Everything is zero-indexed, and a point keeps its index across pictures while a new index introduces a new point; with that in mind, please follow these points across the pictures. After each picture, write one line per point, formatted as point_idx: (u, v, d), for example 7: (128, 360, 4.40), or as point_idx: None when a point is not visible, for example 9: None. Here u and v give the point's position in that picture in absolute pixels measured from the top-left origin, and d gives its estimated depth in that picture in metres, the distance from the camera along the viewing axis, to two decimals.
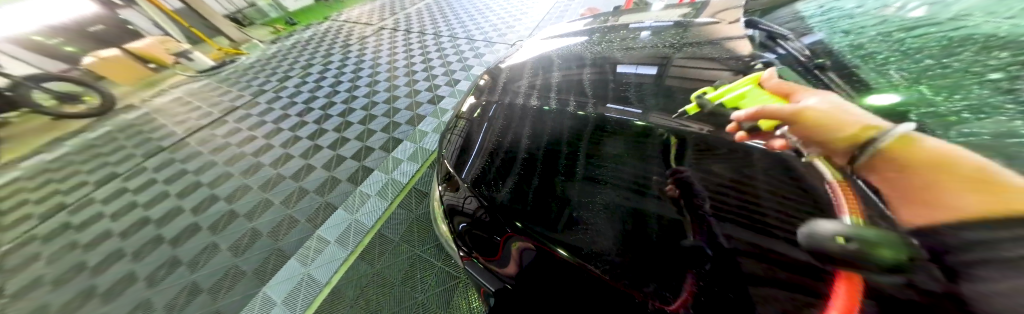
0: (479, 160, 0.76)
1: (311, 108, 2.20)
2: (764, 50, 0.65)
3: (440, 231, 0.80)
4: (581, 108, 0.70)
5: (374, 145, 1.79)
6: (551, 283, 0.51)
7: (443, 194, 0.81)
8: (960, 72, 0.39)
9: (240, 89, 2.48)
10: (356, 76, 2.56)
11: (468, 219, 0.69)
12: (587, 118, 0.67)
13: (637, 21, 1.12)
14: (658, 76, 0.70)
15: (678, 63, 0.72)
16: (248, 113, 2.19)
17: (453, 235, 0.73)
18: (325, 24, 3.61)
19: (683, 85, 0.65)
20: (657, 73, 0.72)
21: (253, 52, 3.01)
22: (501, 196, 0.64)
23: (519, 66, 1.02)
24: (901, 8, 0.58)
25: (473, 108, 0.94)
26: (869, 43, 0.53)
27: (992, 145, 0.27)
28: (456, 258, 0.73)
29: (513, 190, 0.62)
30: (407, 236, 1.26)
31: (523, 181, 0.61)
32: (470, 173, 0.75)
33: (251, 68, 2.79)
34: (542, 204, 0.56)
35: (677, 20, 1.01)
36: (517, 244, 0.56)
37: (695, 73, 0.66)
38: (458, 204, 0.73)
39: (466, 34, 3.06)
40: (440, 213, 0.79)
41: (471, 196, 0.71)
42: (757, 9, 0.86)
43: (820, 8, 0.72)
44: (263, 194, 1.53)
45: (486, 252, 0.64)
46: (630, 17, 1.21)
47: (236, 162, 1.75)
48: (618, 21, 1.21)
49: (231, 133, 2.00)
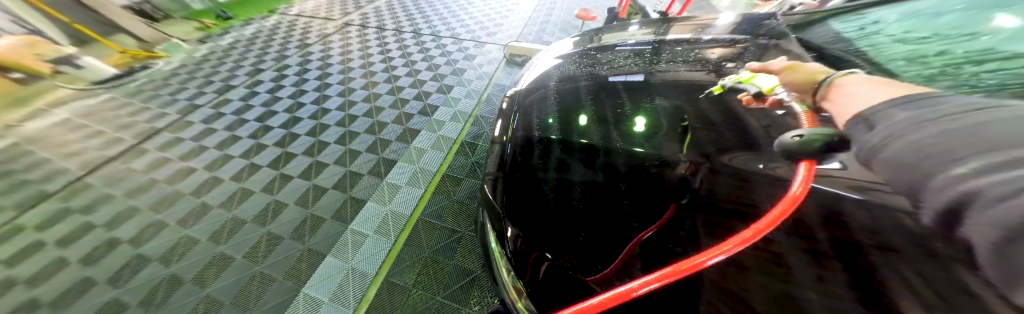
0: (512, 185, 0.74)
1: (268, 126, 1.79)
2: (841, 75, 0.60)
3: (503, 281, 0.65)
4: (579, 135, 0.73)
5: (360, 170, 1.53)
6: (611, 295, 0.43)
7: (488, 227, 0.75)
8: None
9: (161, 105, 1.93)
10: (324, 83, 2.16)
11: (529, 249, 0.61)
12: (587, 145, 0.69)
13: (619, 43, 1.13)
14: (645, 80, 0.81)
15: (659, 70, 0.83)
16: (177, 137, 1.71)
17: (516, 285, 0.59)
18: (271, 19, 3.02)
19: (675, 81, 0.76)
20: (644, 79, 0.81)
21: (175, 54, 2.39)
22: (559, 220, 0.60)
23: (546, 90, 0.93)
24: (954, 38, 0.60)
25: (516, 140, 0.83)
26: (940, 74, 0.52)
27: None
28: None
29: (568, 213, 0.60)
30: (422, 279, 1.11)
31: (567, 199, 0.62)
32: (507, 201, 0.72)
33: (173, 76, 2.20)
34: (599, 223, 0.53)
35: (652, 38, 1.11)
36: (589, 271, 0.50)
37: (679, 75, 0.78)
38: (516, 234, 0.65)
39: (451, 32, 2.79)
40: (500, 256, 0.67)
41: (518, 225, 0.66)
42: (794, 24, 0.89)
43: (861, 29, 0.74)
44: (217, 247, 1.20)
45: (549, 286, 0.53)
46: (611, 37, 1.22)
47: (170, 207, 1.35)
48: (601, 41, 1.18)
49: (156, 166, 1.54)
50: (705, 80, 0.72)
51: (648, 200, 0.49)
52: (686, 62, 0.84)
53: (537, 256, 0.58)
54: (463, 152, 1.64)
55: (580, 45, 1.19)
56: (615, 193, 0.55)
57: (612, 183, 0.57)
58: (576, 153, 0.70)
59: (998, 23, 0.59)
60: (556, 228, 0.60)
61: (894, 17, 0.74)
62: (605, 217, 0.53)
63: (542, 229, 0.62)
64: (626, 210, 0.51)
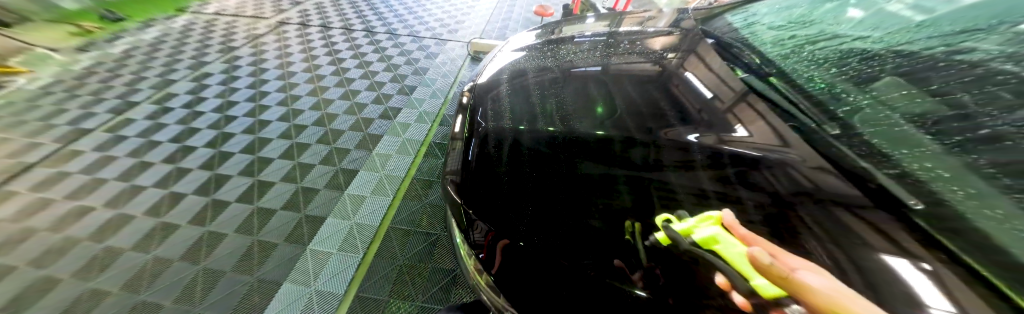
0: (471, 177, 0.76)
1: (189, 147, 1.53)
2: (732, 61, 0.75)
3: (467, 268, 0.71)
4: (548, 123, 0.77)
5: (316, 184, 1.40)
6: (574, 292, 0.48)
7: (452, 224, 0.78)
8: (849, 80, 0.59)
9: (28, 134, 1.51)
10: (260, 91, 1.90)
11: (487, 234, 0.63)
12: (552, 134, 0.73)
13: (579, 34, 1.23)
14: (604, 69, 0.91)
15: (615, 63, 0.92)
16: (60, 172, 1.37)
17: (480, 270, 0.65)
18: (180, 19, 2.54)
19: (621, 71, 0.88)
20: (603, 68, 0.92)
21: (40, 67, 1.88)
22: (512, 203, 0.63)
23: (502, 83, 0.98)
24: (830, 25, 0.75)
25: (475, 136, 0.85)
26: (792, 54, 0.70)
27: (907, 139, 0.45)
28: (483, 293, 0.66)
29: (519, 195, 0.64)
30: (398, 287, 1.08)
31: (519, 184, 0.66)
32: (466, 193, 0.74)
33: (39, 95, 1.73)
34: (547, 202, 0.59)
35: (607, 29, 1.23)
36: (535, 244, 0.55)
37: (628, 67, 0.89)
38: (481, 224, 0.66)
39: (408, 31, 2.67)
40: (466, 248, 0.70)
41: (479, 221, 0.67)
42: (702, 17, 1.05)
43: (744, 21, 0.92)
44: (136, 296, 1.01)
45: (505, 268, 0.59)
46: (570, 29, 1.31)
47: (60, 257, 1.09)
48: (562, 33, 1.25)
49: (28, 211, 1.22)
50: (644, 68, 0.86)
51: (583, 176, 0.60)
52: (624, 53, 0.96)
53: (500, 242, 0.60)
54: (432, 153, 1.61)
55: (541, 36, 1.26)
56: (559, 174, 0.62)
57: (556, 164, 0.65)
58: (547, 144, 0.71)
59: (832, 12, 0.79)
60: (508, 212, 0.63)
61: (770, 10, 0.92)
62: (551, 196, 0.59)
63: (500, 215, 0.64)
64: (564, 186, 0.59)
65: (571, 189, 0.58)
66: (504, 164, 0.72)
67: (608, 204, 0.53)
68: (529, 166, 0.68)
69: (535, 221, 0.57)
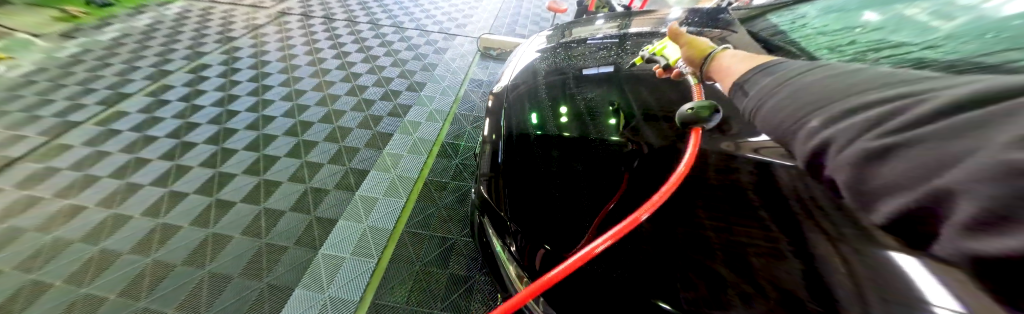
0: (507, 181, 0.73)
1: (188, 142, 1.45)
2: None
3: (507, 273, 0.66)
4: (563, 128, 0.75)
5: (324, 184, 1.34)
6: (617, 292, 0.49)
7: (485, 226, 0.75)
8: None
9: (13, 126, 1.41)
10: (262, 84, 1.81)
11: (529, 243, 0.62)
12: (575, 139, 0.72)
13: (592, 35, 1.16)
14: (617, 72, 0.85)
15: (631, 62, 0.89)
16: (48, 167, 1.28)
17: (521, 279, 0.62)
18: (173, 6, 2.40)
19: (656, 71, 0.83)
20: (614, 71, 0.86)
21: (24, 54, 1.77)
22: (566, 213, 0.63)
23: (532, 82, 0.92)
24: (854, 30, 0.76)
25: (507, 139, 0.81)
26: (852, 61, 0.67)
27: None
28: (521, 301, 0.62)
29: (571, 203, 0.63)
30: (415, 293, 1.04)
31: (573, 194, 0.64)
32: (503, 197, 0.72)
33: (22, 84, 1.62)
34: (602, 215, 0.57)
35: (619, 31, 1.17)
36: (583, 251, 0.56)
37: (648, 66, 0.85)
38: (518, 231, 0.65)
39: (415, 24, 2.57)
40: (506, 257, 0.66)
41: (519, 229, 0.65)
42: (740, 18, 1.01)
43: (792, 24, 0.89)
44: (135, 304, 0.95)
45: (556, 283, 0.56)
46: (583, 31, 1.24)
47: (49, 262, 1.02)
48: (573, 35, 1.19)
49: (12, 211, 1.13)
50: None
51: (636, 182, 0.59)
52: None
53: (539, 249, 0.60)
54: (444, 153, 1.55)
55: (552, 39, 1.19)
56: (609, 182, 0.61)
57: (608, 171, 0.63)
58: (569, 146, 0.71)
59: (892, 16, 0.75)
60: (557, 223, 0.62)
61: (821, 11, 0.89)
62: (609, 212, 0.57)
63: (552, 227, 0.63)
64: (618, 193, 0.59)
65: (624, 197, 0.57)
66: (552, 170, 0.69)
67: (664, 207, 0.51)
68: (581, 174, 0.66)
69: (595, 234, 0.56)
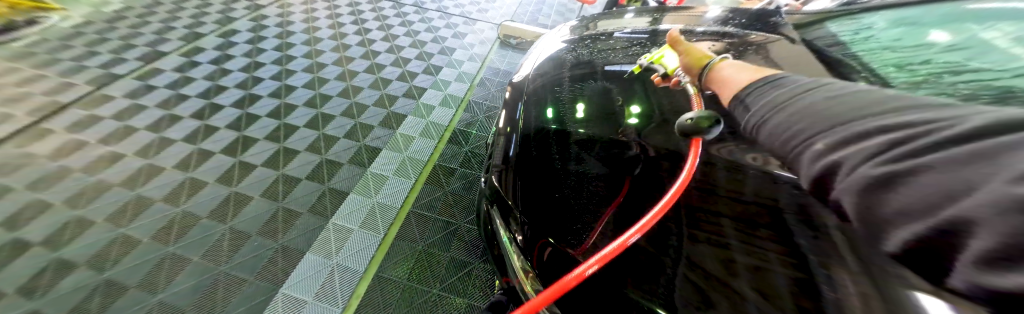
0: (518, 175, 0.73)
1: (216, 104, 1.52)
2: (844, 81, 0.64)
3: (511, 263, 0.64)
4: (574, 125, 0.73)
5: (339, 158, 1.38)
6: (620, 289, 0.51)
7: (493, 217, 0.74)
8: None
9: (63, 73, 1.52)
10: (287, 54, 1.84)
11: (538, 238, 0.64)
12: (586, 137, 0.70)
13: (619, 29, 1.09)
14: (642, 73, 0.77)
15: None
16: (93, 115, 1.38)
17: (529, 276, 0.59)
18: None
19: None
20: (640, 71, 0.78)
21: (75, 7, 1.89)
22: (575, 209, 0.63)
23: (553, 75, 0.88)
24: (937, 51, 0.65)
25: (523, 133, 0.79)
26: (924, 82, 0.58)
27: None
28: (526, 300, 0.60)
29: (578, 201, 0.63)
30: (416, 270, 1.07)
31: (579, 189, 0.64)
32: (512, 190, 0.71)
33: (71, 34, 1.72)
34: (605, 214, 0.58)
35: (645, 28, 1.07)
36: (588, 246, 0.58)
37: None
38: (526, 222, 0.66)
39: (438, 5, 2.53)
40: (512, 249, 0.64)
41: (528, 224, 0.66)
42: (794, 24, 0.91)
43: (855, 34, 0.79)
44: (164, 248, 1.03)
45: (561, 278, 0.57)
46: (605, 24, 1.16)
47: (92, 201, 1.12)
48: (598, 28, 1.12)
49: (63, 151, 1.24)
50: None
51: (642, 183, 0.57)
52: None
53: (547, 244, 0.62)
54: (455, 140, 1.54)
55: (577, 31, 1.13)
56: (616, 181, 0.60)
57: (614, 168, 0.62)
58: (585, 144, 0.69)
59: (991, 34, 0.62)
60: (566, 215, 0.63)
61: (891, 24, 0.79)
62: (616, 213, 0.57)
63: (560, 221, 0.64)
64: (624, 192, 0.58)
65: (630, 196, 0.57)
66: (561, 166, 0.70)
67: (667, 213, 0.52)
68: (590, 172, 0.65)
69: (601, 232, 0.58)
